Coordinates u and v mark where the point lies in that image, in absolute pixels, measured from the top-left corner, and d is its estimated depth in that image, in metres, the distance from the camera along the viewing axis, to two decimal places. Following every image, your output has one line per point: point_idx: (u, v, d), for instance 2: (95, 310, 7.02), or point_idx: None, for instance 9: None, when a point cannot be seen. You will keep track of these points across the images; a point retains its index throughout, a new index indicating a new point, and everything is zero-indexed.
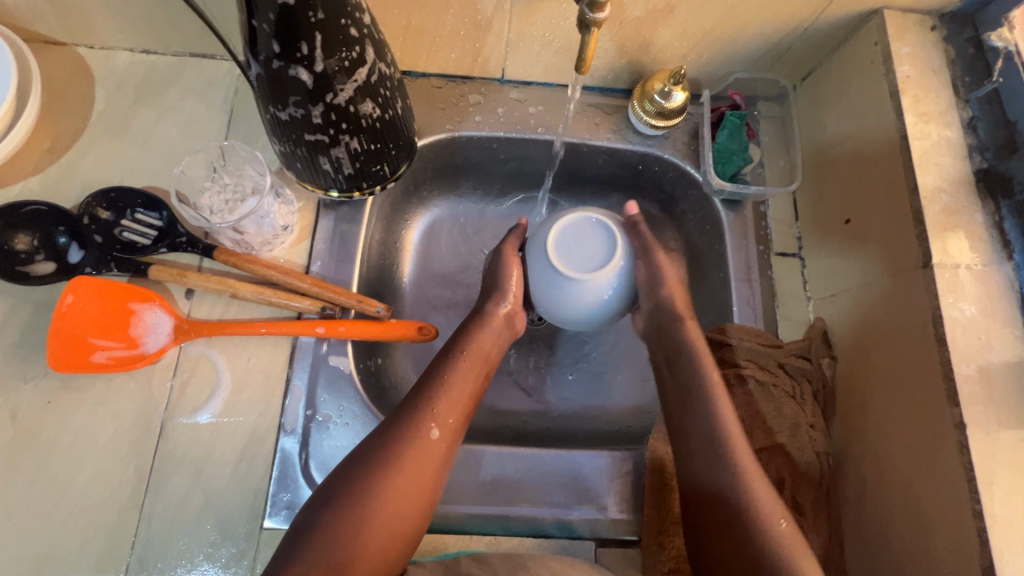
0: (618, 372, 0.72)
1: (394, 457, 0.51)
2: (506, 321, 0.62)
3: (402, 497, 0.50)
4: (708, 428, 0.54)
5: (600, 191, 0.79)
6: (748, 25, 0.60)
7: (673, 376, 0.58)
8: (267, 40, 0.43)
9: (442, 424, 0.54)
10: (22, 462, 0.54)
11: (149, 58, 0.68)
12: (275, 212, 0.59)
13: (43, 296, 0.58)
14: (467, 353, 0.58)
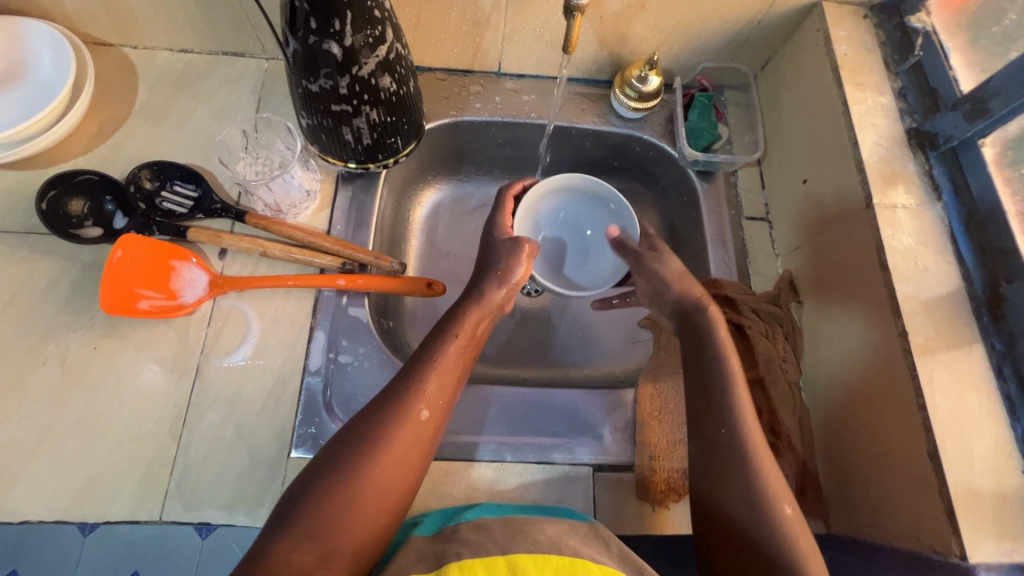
0: (611, 334, 0.80)
1: (385, 434, 0.50)
2: (503, 298, 0.64)
3: (393, 473, 0.50)
4: (726, 396, 0.56)
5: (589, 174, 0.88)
6: (709, 18, 0.71)
7: (686, 335, 0.62)
8: (306, 18, 0.52)
9: (431, 405, 0.54)
10: (68, 402, 0.59)
11: (186, 56, 0.78)
12: (300, 177, 0.67)
13: (91, 256, 0.65)
14: (464, 330, 0.59)
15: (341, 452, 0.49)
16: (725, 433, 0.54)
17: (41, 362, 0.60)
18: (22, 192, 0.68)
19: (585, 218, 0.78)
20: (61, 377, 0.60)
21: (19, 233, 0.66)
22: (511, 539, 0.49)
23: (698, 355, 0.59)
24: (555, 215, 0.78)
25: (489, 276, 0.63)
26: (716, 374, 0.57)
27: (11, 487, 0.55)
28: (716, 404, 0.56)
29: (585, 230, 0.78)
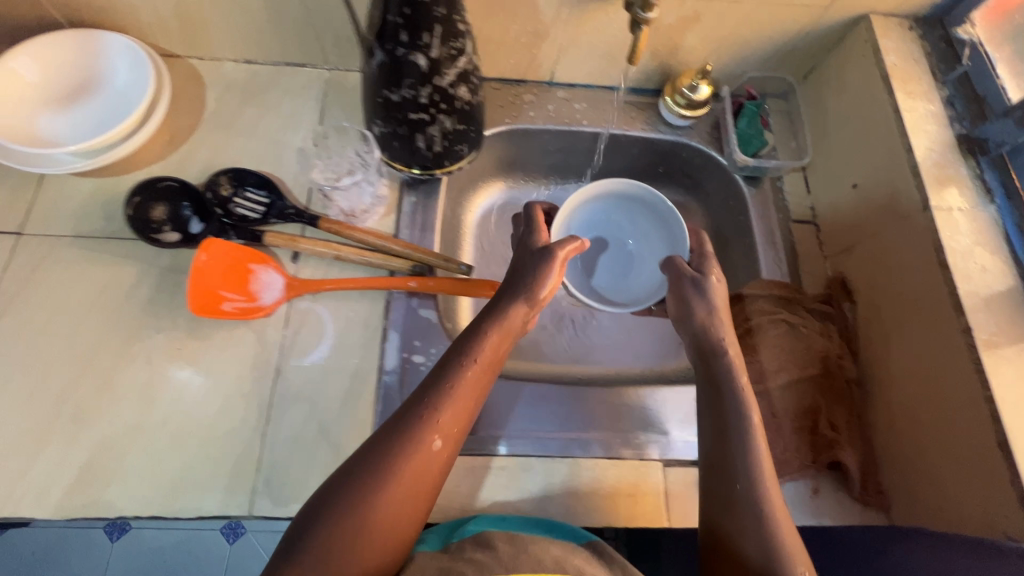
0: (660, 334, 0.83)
1: (391, 468, 0.47)
2: (525, 314, 0.58)
3: (395, 509, 0.46)
4: (744, 438, 0.54)
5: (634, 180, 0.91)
6: (759, 29, 0.74)
7: (708, 367, 0.60)
8: (397, 31, 0.54)
9: (445, 435, 0.50)
10: (156, 400, 0.61)
11: (251, 66, 0.80)
12: (374, 185, 0.73)
13: (171, 260, 0.67)
14: (481, 355, 0.54)
15: (345, 486, 0.46)
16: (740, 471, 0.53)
17: (127, 362, 0.62)
18: (101, 198, 0.70)
19: (628, 228, 0.83)
20: (147, 377, 0.62)
21: (100, 238, 0.68)
22: (515, 559, 0.46)
23: (715, 388, 0.58)
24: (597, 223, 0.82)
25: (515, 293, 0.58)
26: (732, 411, 0.56)
27: (104, 483, 0.57)
28: (733, 445, 0.54)
29: (627, 240, 0.83)
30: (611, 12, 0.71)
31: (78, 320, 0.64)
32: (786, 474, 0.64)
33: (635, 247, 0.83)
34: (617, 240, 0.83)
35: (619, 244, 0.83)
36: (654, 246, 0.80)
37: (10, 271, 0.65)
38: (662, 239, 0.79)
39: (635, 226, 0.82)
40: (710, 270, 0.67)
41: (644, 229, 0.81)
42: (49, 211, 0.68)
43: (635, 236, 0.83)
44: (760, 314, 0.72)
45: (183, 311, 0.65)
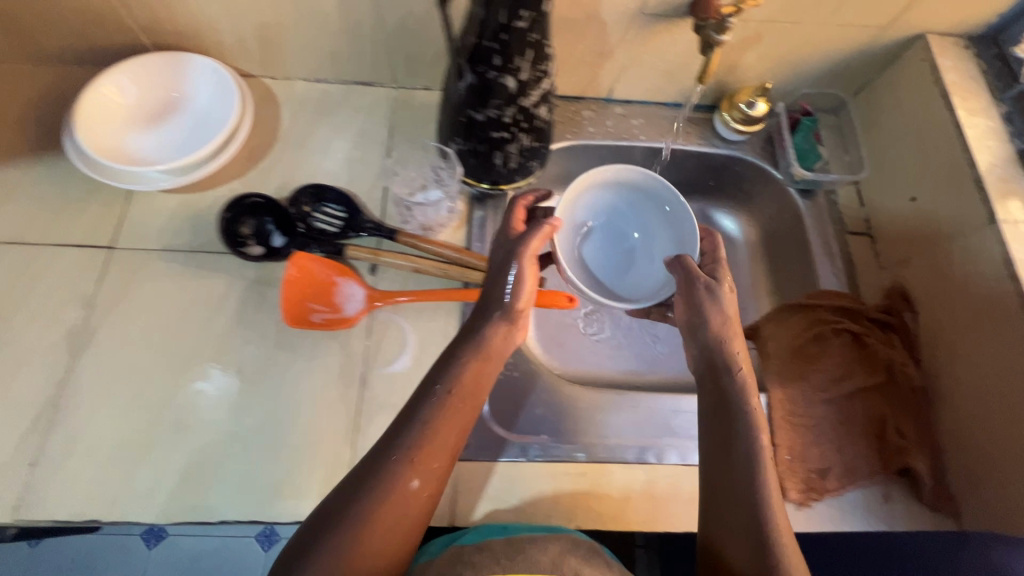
0: None
1: (361, 511, 0.47)
2: (507, 328, 0.55)
3: (379, 549, 0.47)
4: (743, 468, 0.53)
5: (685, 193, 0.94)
6: (816, 48, 0.77)
7: (712, 390, 0.58)
8: (492, 55, 0.57)
9: (423, 473, 0.49)
10: (250, 408, 0.63)
11: (321, 85, 0.83)
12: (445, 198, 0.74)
13: (257, 273, 0.70)
14: (459, 384, 0.52)
15: (320, 531, 0.46)
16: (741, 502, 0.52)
17: (220, 372, 0.65)
18: (188, 214, 0.73)
19: (632, 219, 0.74)
20: (240, 386, 0.64)
21: (189, 252, 0.71)
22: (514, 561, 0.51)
23: (719, 413, 0.57)
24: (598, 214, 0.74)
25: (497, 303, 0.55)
26: (740, 439, 0.55)
27: (205, 489, 0.60)
28: (733, 474, 0.54)
29: (630, 232, 0.75)
30: (676, 33, 0.74)
31: (173, 331, 0.66)
32: (858, 481, 0.66)
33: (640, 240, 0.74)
34: (619, 233, 0.75)
35: (620, 236, 0.75)
36: (663, 241, 0.72)
37: (107, 284, 0.68)
38: (669, 232, 0.71)
39: (640, 218, 0.74)
40: (721, 278, 0.62)
41: (649, 222, 0.73)
42: (139, 226, 0.72)
43: (641, 229, 0.74)
44: (821, 324, 0.74)
45: (271, 323, 0.68)
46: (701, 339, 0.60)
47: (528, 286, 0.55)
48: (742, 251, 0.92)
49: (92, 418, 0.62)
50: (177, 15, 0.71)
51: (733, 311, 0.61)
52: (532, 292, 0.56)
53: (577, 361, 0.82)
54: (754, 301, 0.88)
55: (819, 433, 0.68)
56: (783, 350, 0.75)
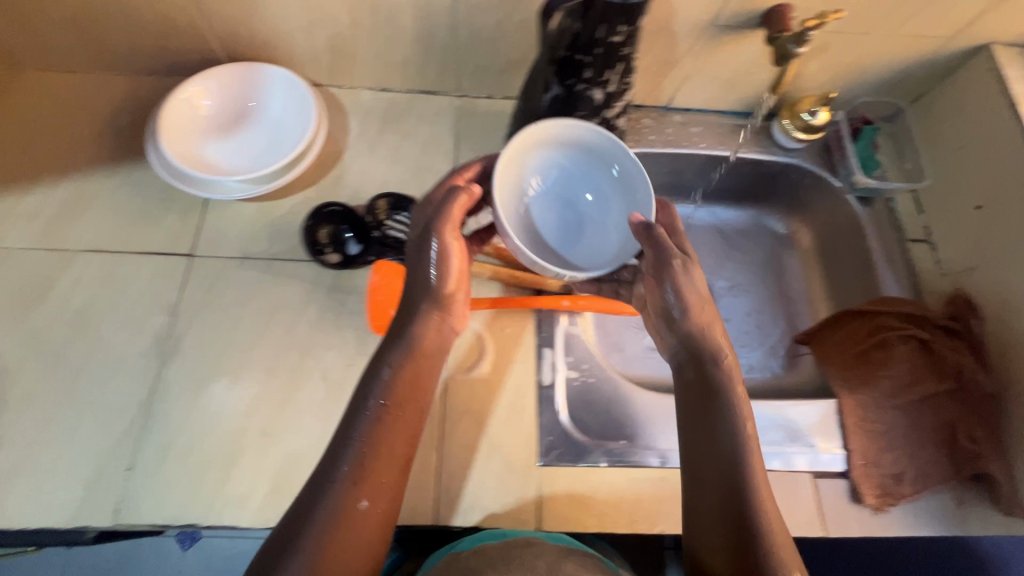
0: (767, 345, 0.90)
1: (314, 538, 0.47)
2: (439, 320, 0.59)
3: (349, 563, 0.48)
4: (728, 466, 0.52)
5: (737, 200, 0.96)
6: (880, 59, 0.78)
7: (695, 389, 0.58)
8: (584, 69, 0.58)
9: (369, 493, 0.50)
10: (335, 414, 0.64)
11: (386, 94, 0.84)
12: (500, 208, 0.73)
13: (335, 280, 0.71)
14: (395, 392, 0.54)
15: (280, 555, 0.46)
16: (720, 500, 0.52)
17: (305, 378, 0.66)
18: (264, 222, 0.74)
19: (582, 181, 0.65)
20: (324, 393, 0.65)
21: (267, 260, 0.72)
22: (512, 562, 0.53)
23: (692, 415, 0.57)
24: (546, 177, 0.64)
25: (427, 286, 0.58)
26: (716, 434, 0.54)
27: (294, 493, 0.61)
28: (713, 473, 0.53)
29: (582, 196, 0.65)
30: (744, 44, 0.75)
31: (255, 338, 0.68)
32: (932, 486, 0.67)
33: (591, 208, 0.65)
34: (570, 199, 0.65)
35: (571, 202, 0.66)
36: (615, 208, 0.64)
37: (189, 291, 0.69)
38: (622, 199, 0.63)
39: (593, 181, 0.65)
40: (690, 252, 0.60)
41: (602, 186, 0.64)
42: (217, 234, 0.73)
43: (594, 192, 0.65)
44: (884, 330, 0.75)
45: (351, 330, 0.69)
46: (683, 331, 0.60)
47: (454, 263, 0.58)
48: (794, 258, 0.94)
49: (180, 424, 0.62)
50: (255, 26, 0.73)
51: (702, 286, 0.59)
52: (460, 272, 0.59)
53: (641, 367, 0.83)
54: (806, 306, 0.92)
55: (894, 440, 0.69)
56: (852, 359, 0.76)
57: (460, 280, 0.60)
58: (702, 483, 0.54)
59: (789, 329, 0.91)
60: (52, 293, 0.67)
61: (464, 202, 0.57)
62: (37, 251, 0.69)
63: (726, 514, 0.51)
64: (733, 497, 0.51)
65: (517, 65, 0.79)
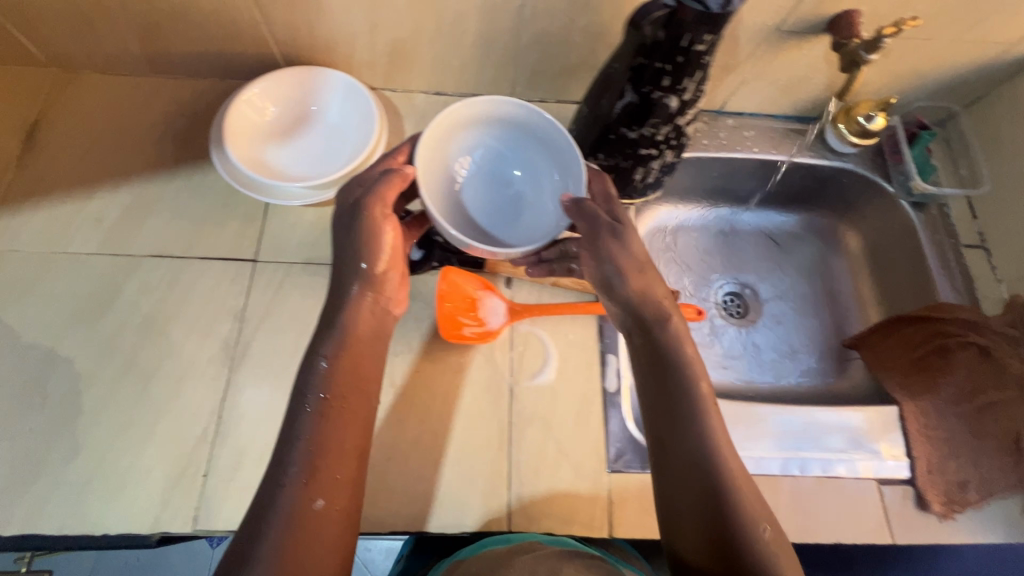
0: (813, 350, 0.91)
1: (274, 544, 0.45)
2: (374, 305, 0.57)
3: (321, 563, 0.46)
4: (693, 448, 0.52)
5: (783, 205, 0.96)
6: (939, 63, 0.77)
7: (653, 369, 0.55)
8: (662, 76, 0.58)
9: (323, 491, 0.48)
10: (405, 421, 0.65)
11: (440, 97, 0.84)
12: None
13: None
14: (335, 384, 0.53)
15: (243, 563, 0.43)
16: (693, 478, 0.51)
17: None
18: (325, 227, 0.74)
19: (512, 158, 0.68)
20: (394, 398, 0.66)
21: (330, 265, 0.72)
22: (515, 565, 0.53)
23: (649, 399, 0.55)
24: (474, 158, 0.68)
25: (357, 273, 0.56)
26: (679, 413, 0.53)
27: (368, 499, 0.61)
28: (682, 455, 0.52)
29: (512, 173, 0.69)
30: (805, 49, 0.75)
31: None
32: (995, 493, 0.67)
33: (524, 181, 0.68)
34: (502, 176, 0.68)
35: (504, 180, 0.69)
36: (546, 180, 0.67)
37: (253, 296, 0.69)
38: (557, 171, 0.65)
39: (523, 155, 0.68)
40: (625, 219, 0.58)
41: (533, 160, 0.67)
42: (279, 239, 0.73)
43: (522, 169, 0.68)
44: (942, 337, 0.74)
45: (417, 335, 0.69)
46: (624, 296, 0.57)
47: (387, 238, 0.57)
48: (841, 262, 0.94)
49: (251, 430, 0.63)
50: (316, 30, 0.72)
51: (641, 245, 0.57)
52: (394, 250, 0.58)
53: None
54: (857, 312, 0.91)
55: (955, 445, 0.70)
56: (902, 362, 0.76)
57: (396, 255, 0.59)
58: (672, 467, 0.52)
59: (837, 334, 0.91)
60: (119, 299, 0.67)
61: (399, 181, 0.57)
62: (103, 257, 0.69)
63: (700, 492, 0.50)
64: (706, 474, 0.50)
65: (576, 69, 0.78)
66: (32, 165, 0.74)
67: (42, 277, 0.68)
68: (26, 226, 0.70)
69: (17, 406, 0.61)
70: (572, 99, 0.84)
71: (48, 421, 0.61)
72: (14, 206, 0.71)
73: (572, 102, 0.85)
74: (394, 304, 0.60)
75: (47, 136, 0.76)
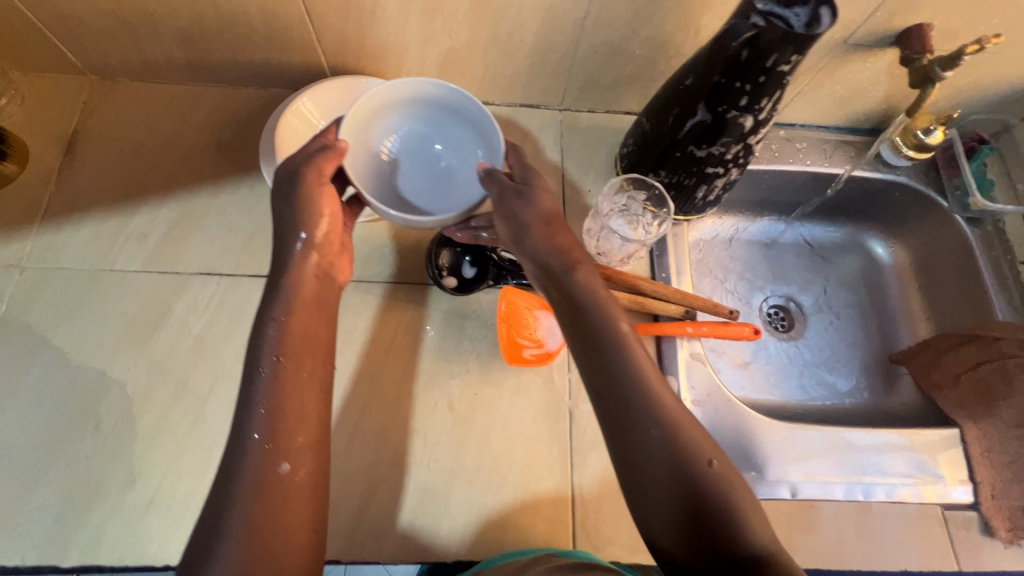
0: (862, 367, 0.89)
1: (243, 511, 0.45)
2: (319, 271, 0.57)
3: (293, 523, 0.46)
4: (625, 394, 0.48)
5: (830, 218, 0.95)
6: (1003, 77, 0.76)
7: (575, 323, 0.52)
8: (740, 95, 0.56)
9: (287, 450, 0.48)
10: (466, 446, 0.64)
11: (488, 108, 0.81)
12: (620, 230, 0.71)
13: (453, 305, 0.70)
14: (286, 346, 0.52)
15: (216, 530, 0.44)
16: (643, 429, 0.47)
17: (432, 407, 0.65)
18: (376, 244, 0.72)
19: (433, 134, 0.67)
20: (453, 422, 0.64)
21: (383, 284, 0.70)
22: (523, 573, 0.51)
23: (587, 356, 0.51)
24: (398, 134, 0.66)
25: (296, 243, 0.56)
26: (614, 363, 0.50)
27: (430, 527, 0.60)
28: (621, 407, 0.48)
29: (436, 147, 0.67)
30: (867, 62, 0.73)
31: (378, 365, 0.66)
32: None
33: (449, 159, 0.67)
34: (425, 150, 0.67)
35: (430, 155, 0.67)
36: (469, 157, 0.66)
37: None
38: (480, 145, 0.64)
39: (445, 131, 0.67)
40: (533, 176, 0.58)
41: (456, 136, 0.66)
42: None
43: (446, 143, 0.67)
44: (989, 348, 0.72)
45: (474, 356, 0.68)
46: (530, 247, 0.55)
47: (321, 207, 0.57)
48: (891, 277, 0.92)
49: None
50: (368, 40, 0.70)
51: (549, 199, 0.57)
52: (333, 219, 0.58)
53: (740, 388, 0.85)
54: (906, 326, 0.90)
55: None
56: (950, 376, 0.75)
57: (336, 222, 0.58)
58: (612, 421, 0.49)
59: (884, 350, 0.90)
60: (169, 319, 0.65)
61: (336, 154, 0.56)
62: (150, 275, 0.67)
63: (654, 442, 0.47)
64: (650, 419, 0.47)
65: (630, 80, 0.76)
66: (73, 178, 0.72)
67: (90, 296, 0.66)
68: (70, 243, 0.68)
69: (71, 431, 0.60)
70: (622, 109, 0.82)
71: (103, 446, 0.60)
72: (56, 221, 0.69)
73: (622, 112, 0.82)
74: (338, 272, 0.59)
75: (87, 147, 0.73)
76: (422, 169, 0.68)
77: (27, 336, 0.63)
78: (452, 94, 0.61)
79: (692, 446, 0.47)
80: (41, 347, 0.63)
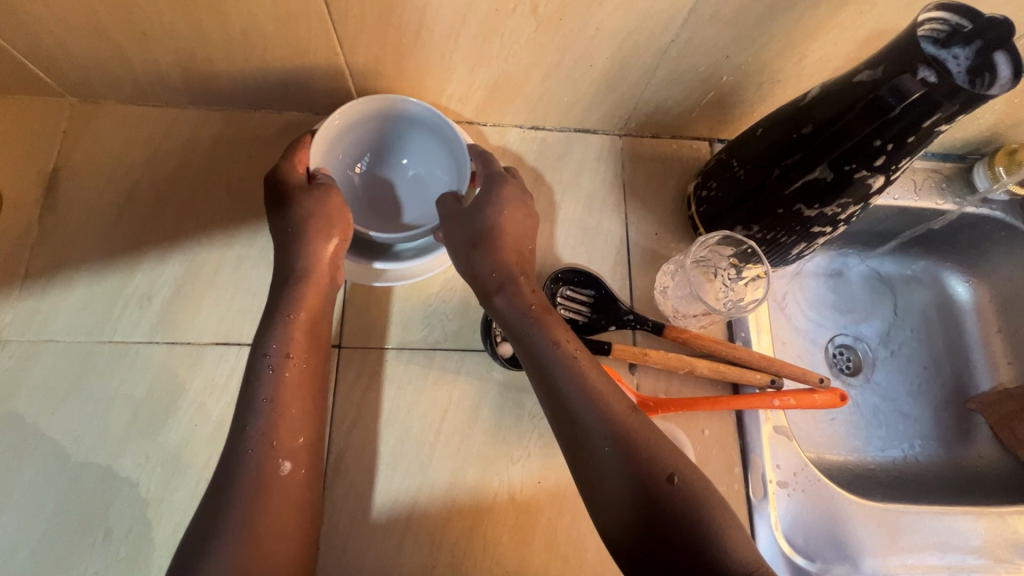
0: (943, 419, 0.77)
1: (237, 515, 0.42)
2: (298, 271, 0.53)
3: (279, 530, 0.43)
4: (573, 411, 0.48)
5: (902, 249, 0.83)
6: None
7: (520, 341, 0.52)
8: (875, 154, 0.47)
9: (291, 453, 0.46)
10: (531, 543, 0.57)
11: (537, 133, 0.70)
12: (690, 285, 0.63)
13: (509, 377, 0.61)
14: (264, 346, 0.50)
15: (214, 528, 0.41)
16: (598, 449, 0.46)
17: (491, 499, 0.58)
18: (419, 304, 0.63)
19: (395, 146, 0.63)
20: (515, 516, 0.58)
21: (428, 350, 0.61)
22: None
23: (539, 379, 0.51)
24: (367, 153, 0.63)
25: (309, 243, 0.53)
26: (564, 384, 0.49)
27: None
28: (570, 427, 0.48)
29: (405, 161, 0.64)
30: None
31: (427, 450, 0.58)
32: None
33: (417, 168, 0.64)
34: (394, 166, 0.64)
35: (400, 169, 0.64)
36: (437, 163, 0.63)
37: (341, 395, 0.59)
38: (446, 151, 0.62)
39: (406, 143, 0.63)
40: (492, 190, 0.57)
41: (418, 145, 0.63)
42: (366, 320, 0.62)
43: (413, 157, 0.64)
44: None
45: (535, 437, 0.60)
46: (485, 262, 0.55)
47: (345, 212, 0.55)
48: (972, 322, 0.81)
49: (357, 558, 0.55)
50: (404, 64, 0.58)
51: (514, 215, 0.57)
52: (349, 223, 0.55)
53: (808, 446, 0.74)
54: (985, 372, 0.79)
55: None
56: None
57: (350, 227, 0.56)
58: (567, 439, 0.48)
59: (958, 394, 0.79)
60: (184, 403, 0.56)
61: None
62: (156, 347, 0.58)
63: (611, 463, 0.46)
64: (600, 432, 0.46)
65: (709, 106, 0.65)
66: (56, 227, 0.61)
67: (89, 374, 0.56)
68: (59, 310, 0.58)
69: (77, 542, 0.52)
70: (691, 134, 0.71)
71: (117, 558, 0.52)
72: (41, 283, 0.59)
73: (690, 138, 0.72)
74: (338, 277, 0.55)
75: (70, 190, 0.62)
76: (395, 183, 0.64)
77: (17, 432, 0.54)
78: (400, 104, 0.58)
79: (650, 457, 0.45)
80: (37, 441, 0.54)
